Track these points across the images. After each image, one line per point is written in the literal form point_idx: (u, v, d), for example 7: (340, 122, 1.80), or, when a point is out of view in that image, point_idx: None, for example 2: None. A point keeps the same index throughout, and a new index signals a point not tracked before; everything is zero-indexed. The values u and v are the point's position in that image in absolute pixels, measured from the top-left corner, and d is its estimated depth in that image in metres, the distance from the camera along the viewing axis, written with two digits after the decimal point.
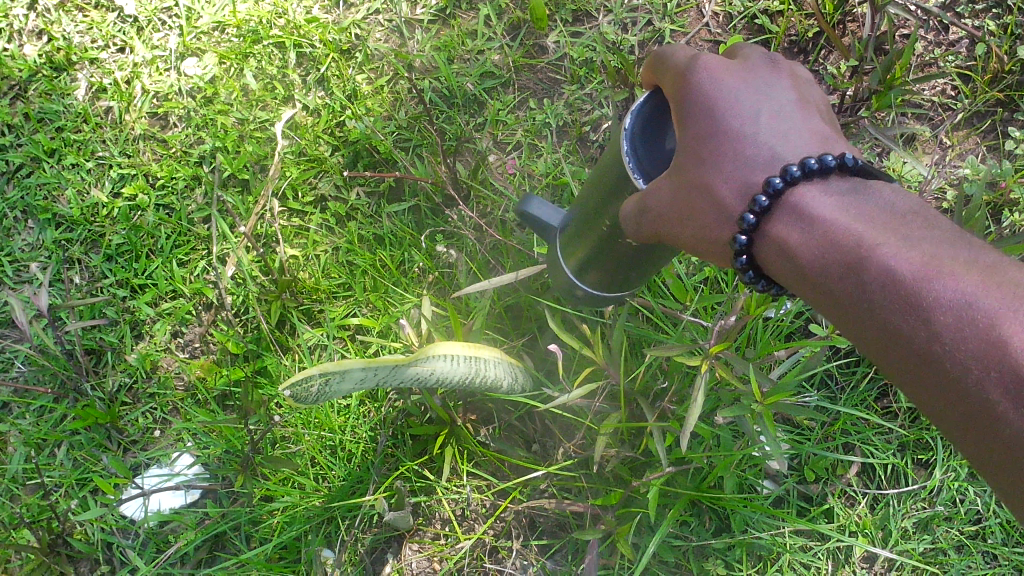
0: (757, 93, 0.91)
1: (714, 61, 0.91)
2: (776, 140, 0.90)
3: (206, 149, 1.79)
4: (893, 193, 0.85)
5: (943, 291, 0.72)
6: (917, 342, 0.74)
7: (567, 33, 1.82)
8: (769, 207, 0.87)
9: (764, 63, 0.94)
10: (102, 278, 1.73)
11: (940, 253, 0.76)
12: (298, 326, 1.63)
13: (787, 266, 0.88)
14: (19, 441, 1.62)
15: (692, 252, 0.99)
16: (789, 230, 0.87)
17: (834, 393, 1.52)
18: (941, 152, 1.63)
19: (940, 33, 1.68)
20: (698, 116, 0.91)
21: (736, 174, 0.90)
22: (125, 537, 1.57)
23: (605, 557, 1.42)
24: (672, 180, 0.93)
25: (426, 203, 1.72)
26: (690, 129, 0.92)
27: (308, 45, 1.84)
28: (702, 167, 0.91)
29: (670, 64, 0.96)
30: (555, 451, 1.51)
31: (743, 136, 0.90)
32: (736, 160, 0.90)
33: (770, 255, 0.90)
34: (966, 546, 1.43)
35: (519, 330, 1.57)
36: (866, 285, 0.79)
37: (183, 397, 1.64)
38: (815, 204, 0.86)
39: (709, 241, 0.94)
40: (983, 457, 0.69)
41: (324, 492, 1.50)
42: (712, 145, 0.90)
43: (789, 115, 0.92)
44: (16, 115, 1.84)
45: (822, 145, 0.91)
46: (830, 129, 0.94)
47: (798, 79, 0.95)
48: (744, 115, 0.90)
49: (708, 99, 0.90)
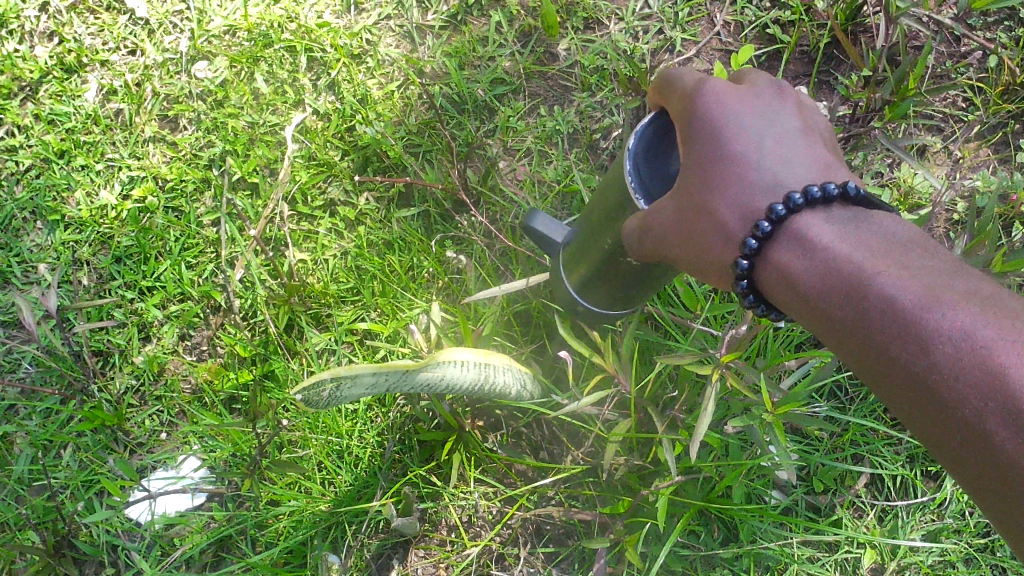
0: (762, 119, 0.92)
1: (720, 85, 0.92)
2: (779, 166, 0.90)
3: (216, 152, 1.79)
4: (894, 224, 0.85)
5: (942, 319, 0.71)
6: (917, 371, 0.72)
7: (578, 41, 1.82)
8: (770, 232, 0.86)
9: (770, 89, 0.94)
10: (111, 280, 1.73)
11: (939, 283, 0.75)
12: (307, 330, 1.63)
13: (786, 292, 0.87)
14: (26, 442, 1.62)
15: (692, 274, 0.98)
16: (790, 257, 0.86)
17: (843, 403, 1.52)
18: (952, 164, 1.62)
19: (951, 45, 1.69)
20: (703, 140, 0.91)
21: (740, 198, 0.90)
22: (130, 540, 1.56)
23: (613, 565, 1.42)
24: (674, 202, 0.93)
25: (436, 208, 1.73)
26: (694, 152, 0.92)
27: (318, 50, 1.84)
28: (705, 190, 0.91)
29: (676, 87, 0.96)
30: (562, 458, 1.51)
31: (747, 161, 0.90)
32: (740, 183, 0.90)
33: (769, 281, 0.88)
34: (975, 559, 1.43)
35: (528, 336, 1.58)
36: (865, 313, 0.78)
37: (190, 400, 1.64)
38: (816, 231, 0.85)
39: (709, 264, 0.94)
40: (983, 487, 0.68)
41: (330, 497, 1.49)
42: (716, 167, 0.90)
43: (793, 141, 0.92)
44: (26, 115, 1.84)
45: (824, 172, 0.91)
46: (832, 158, 0.94)
47: (802, 107, 0.96)
48: (748, 140, 0.90)
49: (713, 124, 0.91)
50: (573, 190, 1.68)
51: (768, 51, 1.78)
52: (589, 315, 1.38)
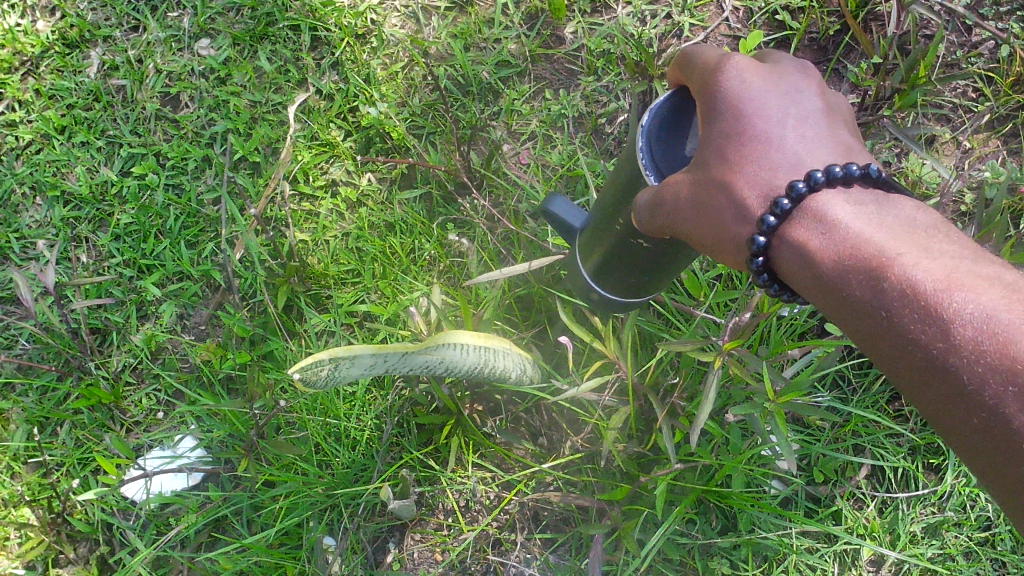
0: (785, 97, 0.89)
1: (744, 60, 0.90)
2: (802, 146, 0.88)
3: (217, 130, 1.77)
4: (915, 208, 0.84)
5: (965, 304, 0.70)
6: (937, 355, 0.71)
7: (585, 24, 1.80)
8: (790, 210, 0.84)
9: (794, 67, 0.93)
10: (110, 257, 1.72)
11: (963, 268, 0.73)
12: (306, 312, 1.62)
13: (804, 272, 0.85)
14: (21, 419, 1.61)
15: (705, 252, 0.96)
16: (809, 235, 0.84)
17: (846, 394, 1.50)
18: (960, 154, 1.61)
19: (963, 34, 1.67)
20: (724, 115, 0.90)
21: (760, 175, 0.88)
22: (125, 519, 1.56)
23: (609, 553, 1.40)
24: (691, 177, 0.92)
25: (439, 190, 1.71)
26: (714, 126, 0.90)
27: (323, 29, 1.82)
28: (724, 166, 0.89)
29: (697, 62, 0.95)
30: (561, 445, 1.50)
31: (768, 138, 0.88)
32: (761, 160, 0.88)
33: (787, 260, 0.87)
34: (975, 552, 1.42)
35: (529, 322, 1.56)
36: (886, 295, 0.76)
37: (188, 379, 1.63)
38: (838, 211, 0.83)
39: (724, 241, 0.92)
40: (1001, 474, 0.67)
41: (327, 479, 1.48)
42: (736, 143, 0.89)
43: (815, 121, 0.90)
44: (27, 90, 1.83)
45: (845, 155, 0.89)
46: (854, 139, 0.92)
47: (826, 87, 0.94)
48: (770, 118, 0.88)
49: (734, 100, 0.89)
50: (577, 174, 1.66)
51: (777, 37, 1.76)
52: (602, 304, 1.36)
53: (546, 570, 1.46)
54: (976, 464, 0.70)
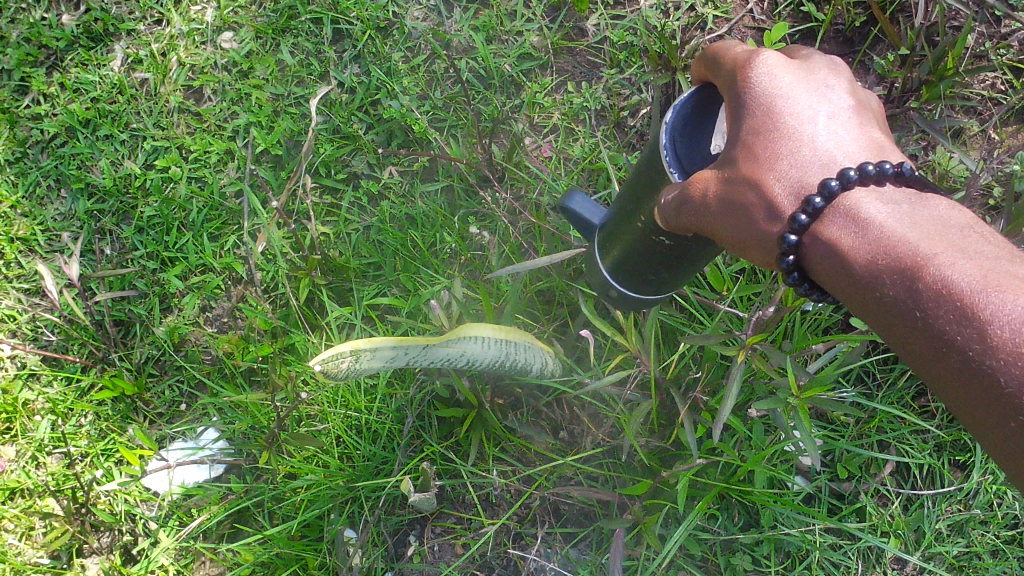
0: (814, 94, 0.89)
1: (774, 57, 0.90)
2: (832, 144, 0.87)
3: (240, 123, 1.78)
4: (948, 206, 0.82)
5: (1004, 305, 0.68)
6: (973, 356, 0.70)
7: (608, 16, 1.78)
8: (822, 208, 0.83)
9: (824, 64, 0.91)
10: (134, 250, 1.74)
11: (1001, 268, 0.72)
12: (327, 305, 1.62)
13: (836, 271, 0.84)
14: (46, 410, 1.63)
15: (732, 251, 0.95)
16: (840, 234, 0.83)
17: (871, 389, 1.48)
18: (989, 147, 1.58)
19: (992, 25, 1.64)
20: (753, 111, 0.89)
21: (790, 173, 0.87)
22: (149, 510, 1.57)
23: (631, 548, 1.40)
24: (718, 174, 0.91)
25: (461, 183, 1.70)
26: (743, 123, 0.89)
27: (345, 22, 1.82)
28: (752, 163, 0.88)
29: (724, 59, 0.94)
30: (582, 440, 1.49)
31: (799, 135, 0.87)
32: (791, 158, 0.87)
33: (818, 259, 0.86)
34: (1002, 551, 1.40)
35: (550, 316, 1.55)
36: (919, 295, 0.75)
37: (210, 371, 1.64)
38: (870, 209, 0.82)
39: (751, 240, 0.91)
40: None
41: (347, 471, 1.48)
42: (766, 140, 0.88)
43: (846, 119, 0.89)
44: (52, 84, 1.84)
45: (878, 153, 0.88)
46: (885, 137, 0.91)
47: (856, 85, 0.93)
48: (801, 117, 0.88)
49: (763, 96, 0.88)
50: (599, 167, 1.65)
51: (803, 29, 1.74)
52: (619, 299, 1.35)
53: (566, 564, 1.45)
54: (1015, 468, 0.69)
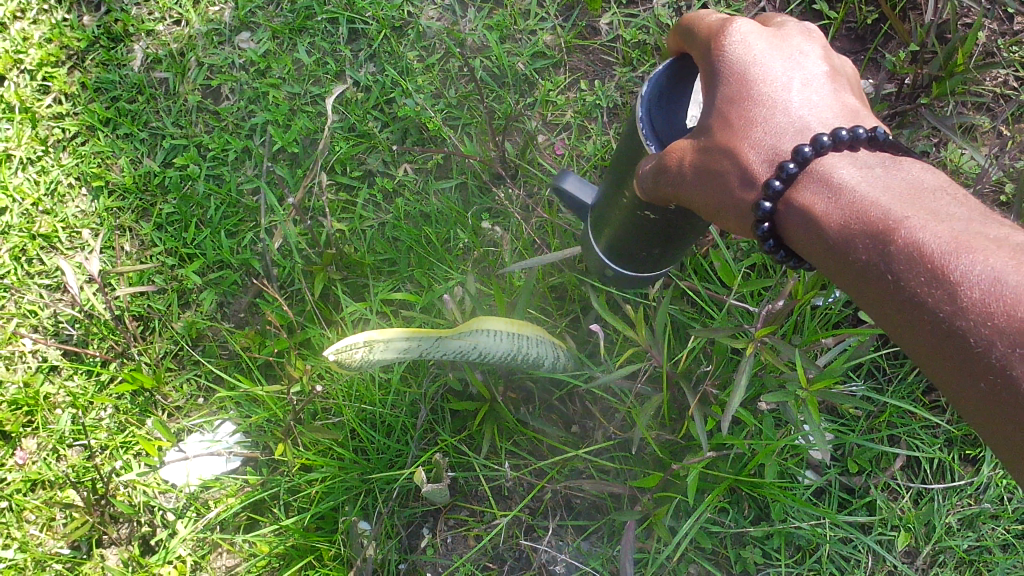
0: (788, 62, 0.92)
1: (747, 26, 0.94)
2: (807, 110, 0.91)
3: (257, 122, 1.81)
4: (922, 169, 0.84)
5: (971, 265, 0.69)
6: (942, 317, 0.71)
7: (621, 15, 1.80)
8: (795, 175, 0.86)
9: (798, 33, 0.95)
10: (152, 246, 1.77)
11: (970, 228, 0.73)
12: (342, 300, 1.65)
13: (811, 237, 0.86)
14: (68, 403, 1.66)
15: (713, 220, 0.99)
16: (815, 199, 0.85)
17: (881, 384, 1.47)
18: (1000, 143, 1.58)
19: (1004, 22, 1.64)
20: (729, 81, 0.93)
21: (765, 141, 0.90)
22: (167, 501, 1.60)
23: (641, 540, 1.42)
24: (696, 144, 0.95)
25: (474, 180, 1.72)
26: (720, 94, 0.93)
27: (361, 22, 1.85)
28: (728, 131, 0.92)
29: (700, 31, 0.99)
30: (593, 433, 1.51)
31: (773, 102, 0.91)
32: (765, 125, 0.91)
33: (793, 226, 0.88)
34: (1013, 545, 1.40)
35: (563, 310, 1.56)
36: (890, 257, 0.76)
37: (227, 365, 1.66)
38: (843, 174, 0.84)
39: (729, 207, 0.94)
40: (1009, 436, 0.67)
41: (363, 464, 1.51)
42: (740, 108, 0.92)
43: (820, 85, 0.92)
44: (74, 84, 1.88)
45: (853, 119, 0.91)
46: (860, 103, 0.94)
47: (830, 52, 0.96)
48: (774, 84, 0.91)
49: (738, 65, 0.93)
50: (611, 164, 1.66)
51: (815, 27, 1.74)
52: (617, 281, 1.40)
53: (578, 556, 1.46)
54: (983, 426, 0.71)
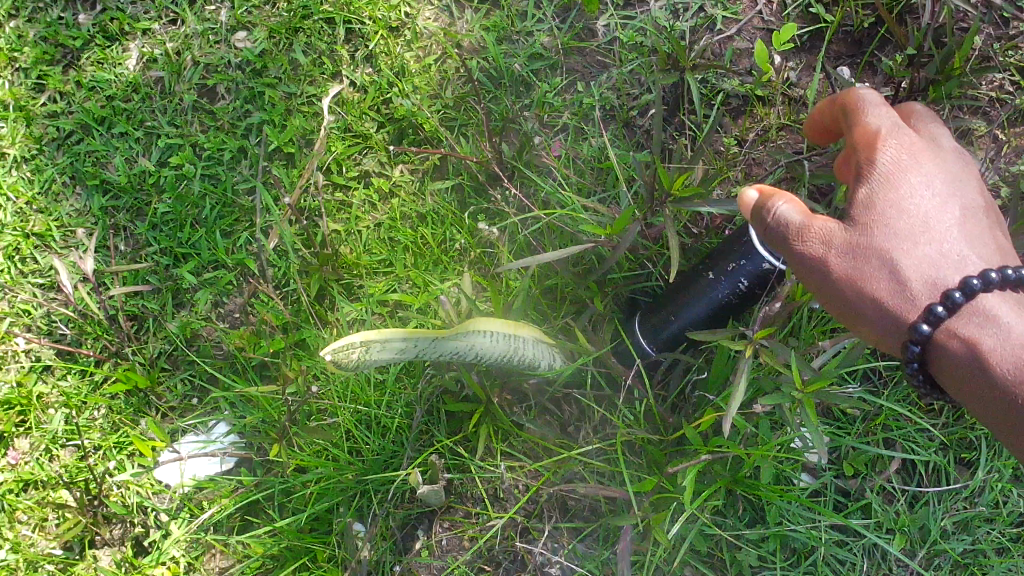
0: (941, 199, 1.09)
1: (905, 142, 1.10)
2: (964, 244, 1.07)
3: (253, 122, 1.80)
4: None
5: None
6: None
7: (619, 17, 1.78)
8: (958, 305, 1.02)
9: (955, 164, 1.12)
10: (147, 246, 1.77)
11: None
12: (338, 301, 1.65)
13: (973, 364, 1.03)
14: (61, 403, 1.65)
15: (841, 319, 1.15)
16: (979, 335, 1.02)
17: (877, 387, 1.46)
18: (995, 148, 1.59)
19: (1001, 26, 1.64)
20: (888, 193, 1.09)
21: (927, 269, 1.06)
22: (160, 502, 1.59)
23: (637, 543, 1.40)
24: (845, 241, 1.10)
25: (471, 181, 1.71)
26: (887, 207, 1.08)
27: (357, 22, 1.84)
28: (891, 237, 1.08)
29: (864, 127, 1.13)
30: (590, 436, 1.50)
31: (931, 238, 1.07)
32: (925, 253, 1.07)
33: (944, 349, 1.05)
34: (1007, 549, 1.40)
35: (559, 312, 1.55)
36: None
37: (221, 366, 1.66)
38: (1004, 316, 1.02)
39: (878, 318, 1.10)
40: None
41: (358, 465, 1.50)
42: (904, 224, 1.08)
43: (977, 214, 1.11)
44: (69, 82, 1.87)
45: (1003, 257, 1.09)
46: (995, 223, 1.13)
47: (977, 180, 1.14)
48: (932, 214, 1.08)
49: (904, 199, 1.08)
50: (608, 166, 1.65)
51: (812, 30, 1.74)
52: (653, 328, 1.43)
53: (574, 558, 1.46)
54: None
